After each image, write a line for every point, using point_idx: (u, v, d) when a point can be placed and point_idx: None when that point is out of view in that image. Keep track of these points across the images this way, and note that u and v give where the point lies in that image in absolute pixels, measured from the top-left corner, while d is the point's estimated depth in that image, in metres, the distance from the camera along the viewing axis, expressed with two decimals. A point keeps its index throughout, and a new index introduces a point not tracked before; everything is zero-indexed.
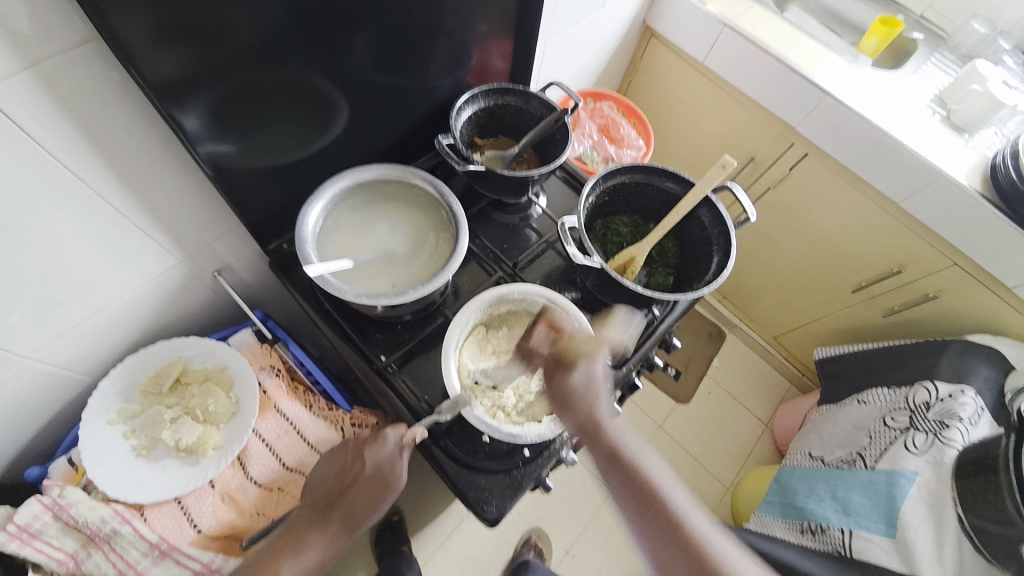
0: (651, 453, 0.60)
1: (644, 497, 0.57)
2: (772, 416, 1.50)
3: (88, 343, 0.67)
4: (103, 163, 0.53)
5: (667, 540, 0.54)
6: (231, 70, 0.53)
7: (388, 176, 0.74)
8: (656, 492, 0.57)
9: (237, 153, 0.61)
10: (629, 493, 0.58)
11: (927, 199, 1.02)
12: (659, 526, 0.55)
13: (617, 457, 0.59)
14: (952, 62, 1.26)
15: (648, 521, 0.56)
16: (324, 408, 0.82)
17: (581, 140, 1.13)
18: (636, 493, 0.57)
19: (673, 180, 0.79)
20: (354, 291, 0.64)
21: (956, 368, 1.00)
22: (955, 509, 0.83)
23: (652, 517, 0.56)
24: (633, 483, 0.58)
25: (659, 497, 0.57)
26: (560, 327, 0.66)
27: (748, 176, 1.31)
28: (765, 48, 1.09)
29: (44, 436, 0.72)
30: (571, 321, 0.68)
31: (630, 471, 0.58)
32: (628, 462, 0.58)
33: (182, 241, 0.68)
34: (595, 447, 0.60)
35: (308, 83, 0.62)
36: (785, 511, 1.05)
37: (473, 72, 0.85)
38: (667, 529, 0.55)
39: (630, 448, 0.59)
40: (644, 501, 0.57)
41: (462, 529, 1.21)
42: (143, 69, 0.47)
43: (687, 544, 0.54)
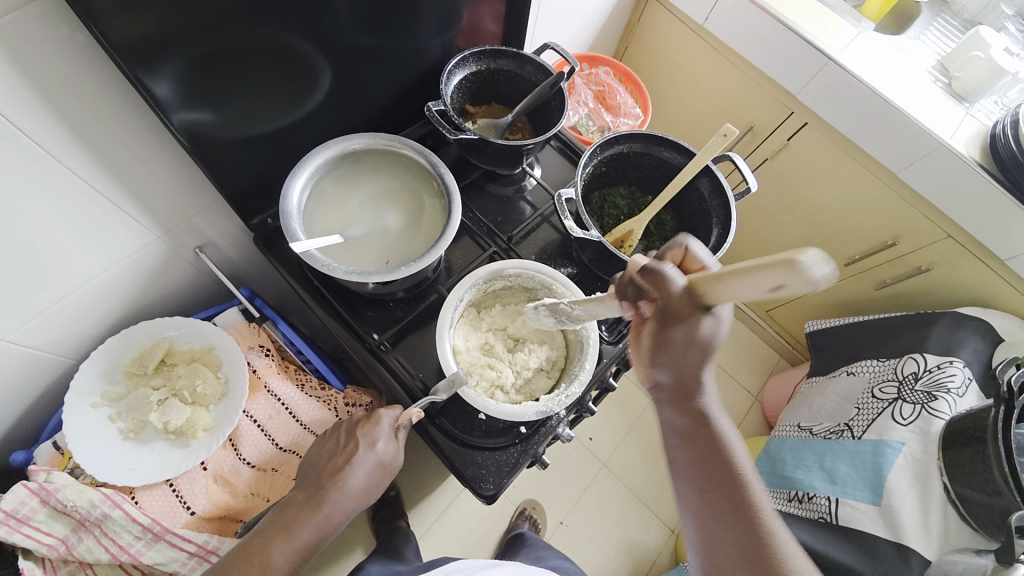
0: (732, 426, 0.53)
1: (717, 468, 0.51)
2: (762, 388, 1.52)
3: (66, 324, 0.64)
4: (69, 133, 0.49)
5: (728, 519, 0.48)
6: (204, 32, 0.49)
7: (376, 147, 0.71)
8: (730, 468, 0.50)
9: (214, 122, 0.57)
10: (697, 459, 0.52)
11: (926, 171, 1.01)
12: (719, 502, 0.49)
13: (695, 421, 0.52)
14: (955, 27, 1.22)
15: (710, 496, 0.50)
16: (316, 388, 0.81)
17: (576, 109, 1.09)
18: (709, 463, 0.51)
19: (672, 149, 0.76)
20: (343, 268, 0.61)
21: (946, 341, 1.01)
22: (942, 479, 0.86)
23: (711, 492, 0.50)
24: (705, 451, 0.51)
25: (732, 475, 0.50)
26: (687, 266, 0.52)
27: (746, 146, 1.29)
28: (768, 10, 1.04)
29: (27, 419, 0.70)
30: (704, 264, 0.51)
31: (705, 439, 0.52)
32: (703, 429, 0.52)
33: (160, 216, 0.64)
34: (677, 404, 0.53)
35: (287, 45, 0.58)
36: (773, 480, 1.07)
37: (463, 34, 0.80)
38: (733, 509, 0.48)
39: (711, 416, 0.53)
40: (712, 469, 0.51)
41: (458, 501, 1.23)
42: (105, 28, 0.43)
43: (751, 530, 0.47)
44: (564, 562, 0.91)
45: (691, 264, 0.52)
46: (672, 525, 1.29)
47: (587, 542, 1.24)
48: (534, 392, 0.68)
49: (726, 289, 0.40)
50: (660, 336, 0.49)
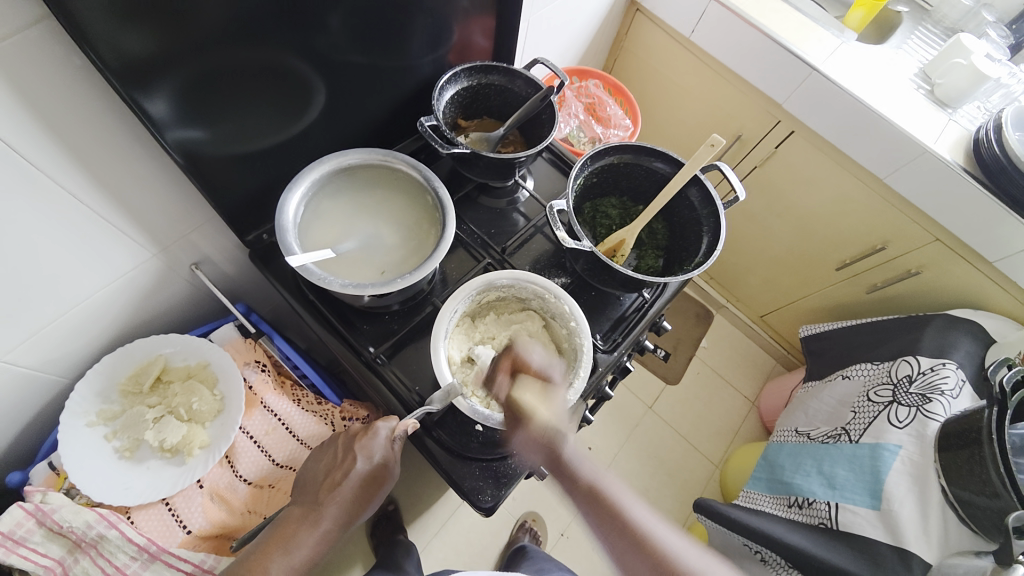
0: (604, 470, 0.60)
1: (606, 519, 0.57)
2: (759, 393, 1.52)
3: (61, 343, 0.64)
4: (65, 153, 0.50)
5: (635, 556, 0.55)
6: (198, 52, 0.50)
7: (370, 162, 0.72)
8: (615, 509, 0.57)
9: (208, 141, 0.58)
10: (602, 527, 0.57)
11: (912, 176, 1.03)
12: (621, 540, 0.56)
13: (580, 489, 0.58)
14: (936, 35, 1.26)
15: (612, 540, 0.56)
16: (312, 402, 0.80)
17: (567, 121, 1.10)
18: (602, 524, 0.57)
19: (662, 159, 0.77)
20: (339, 282, 0.62)
21: (938, 343, 1.02)
22: (938, 481, 0.86)
23: (621, 534, 0.56)
24: (596, 506, 0.58)
25: (622, 519, 0.57)
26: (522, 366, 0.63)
27: (735, 155, 1.31)
28: (753, 22, 1.07)
29: (23, 439, 0.70)
30: (535, 361, 0.63)
31: (592, 501, 0.58)
32: (592, 496, 0.58)
33: (156, 234, 0.65)
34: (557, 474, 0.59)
35: (280, 64, 0.59)
36: (774, 487, 1.07)
37: (455, 50, 0.82)
38: (626, 536, 0.56)
39: (592, 473, 0.59)
40: (606, 523, 0.57)
41: (457, 514, 1.22)
42: (102, 51, 0.44)
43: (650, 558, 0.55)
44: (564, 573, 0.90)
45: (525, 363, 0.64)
46: None
47: (588, 553, 1.23)
48: None
49: (524, 407, 0.59)
50: (510, 435, 0.61)
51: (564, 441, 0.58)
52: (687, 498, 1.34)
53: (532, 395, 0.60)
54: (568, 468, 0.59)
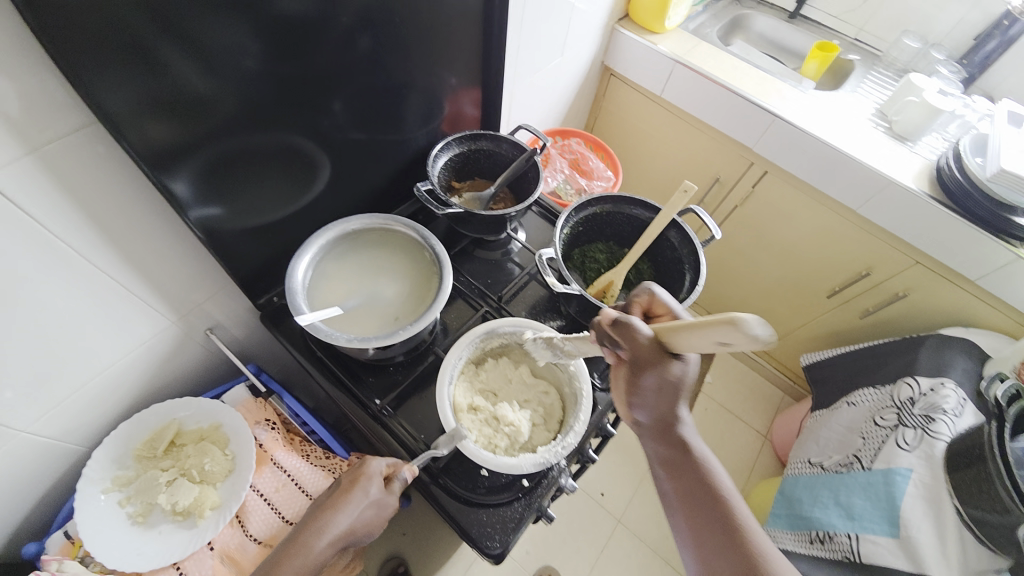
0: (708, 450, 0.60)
1: (704, 496, 0.57)
2: (770, 427, 1.51)
3: (83, 412, 0.67)
4: (98, 234, 0.56)
5: (721, 540, 0.54)
6: (216, 138, 0.57)
7: (372, 226, 0.78)
8: (715, 495, 0.57)
9: (225, 215, 0.64)
10: (688, 492, 0.58)
11: (881, 204, 1.09)
12: (711, 526, 0.55)
13: (682, 462, 0.59)
14: (888, 77, 1.36)
15: (701, 517, 0.56)
16: (321, 457, 0.83)
17: (554, 175, 1.19)
18: (697, 497, 0.57)
19: (641, 206, 0.83)
20: (345, 337, 0.65)
21: (934, 363, 1.03)
22: (953, 502, 0.84)
23: (717, 518, 0.55)
24: (696, 483, 0.58)
25: (725, 514, 0.55)
26: (658, 310, 0.61)
27: (715, 196, 1.39)
28: (715, 79, 1.17)
29: (39, 511, 0.71)
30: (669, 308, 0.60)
31: (692, 471, 0.58)
32: (692, 464, 0.58)
33: (175, 302, 0.70)
34: (659, 437, 0.60)
35: (289, 143, 0.66)
36: (792, 522, 1.04)
37: (446, 121, 0.91)
38: (707, 494, 0.57)
39: (696, 446, 0.60)
40: (700, 502, 0.57)
41: (471, 574, 1.18)
42: (135, 142, 0.50)
43: (738, 544, 0.53)
44: None
45: (658, 307, 0.61)
46: None
47: None
48: (533, 445, 0.67)
49: (683, 338, 0.48)
50: (632, 381, 0.55)
51: (682, 394, 0.57)
52: None
53: (716, 340, 0.42)
54: (673, 434, 0.59)
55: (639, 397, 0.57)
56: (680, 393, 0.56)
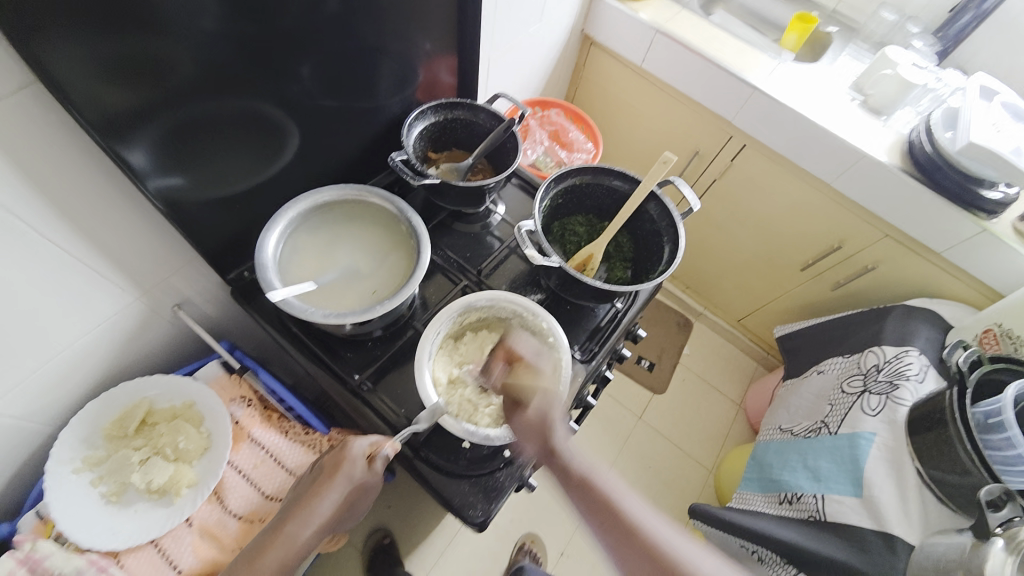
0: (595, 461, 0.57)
1: (602, 514, 0.53)
2: (744, 396, 1.56)
3: (47, 392, 0.65)
4: (50, 205, 0.52)
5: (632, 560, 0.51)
6: (174, 105, 0.54)
7: (346, 197, 0.76)
8: (612, 507, 0.53)
9: (187, 186, 0.61)
10: (588, 514, 0.54)
11: (855, 177, 1.11)
12: (621, 546, 0.52)
13: (574, 485, 0.55)
14: (865, 50, 1.37)
15: (608, 540, 0.52)
16: (301, 433, 0.81)
17: (534, 148, 1.17)
18: (596, 515, 0.53)
19: (620, 178, 0.83)
20: (320, 312, 0.64)
21: (899, 331, 1.07)
22: (913, 463, 0.89)
23: (620, 535, 0.52)
24: (594, 503, 0.54)
25: (626, 526, 0.52)
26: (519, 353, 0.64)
27: (695, 170, 1.39)
28: (696, 50, 1.16)
29: (6, 494, 0.69)
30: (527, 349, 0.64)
31: (584, 495, 0.54)
32: (580, 484, 0.55)
33: (140, 278, 0.67)
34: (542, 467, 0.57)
35: (254, 111, 0.63)
36: (764, 485, 1.09)
37: (421, 89, 0.88)
38: (602, 508, 0.53)
39: (576, 461, 0.56)
40: (601, 526, 0.53)
41: (455, 543, 1.21)
42: (84, 107, 0.47)
43: (646, 552, 0.51)
44: None
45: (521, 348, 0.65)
46: None
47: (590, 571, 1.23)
48: None
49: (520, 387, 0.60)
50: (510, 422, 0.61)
51: (554, 427, 0.57)
52: (683, 506, 1.35)
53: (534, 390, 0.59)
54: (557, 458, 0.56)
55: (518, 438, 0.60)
56: (547, 428, 0.57)
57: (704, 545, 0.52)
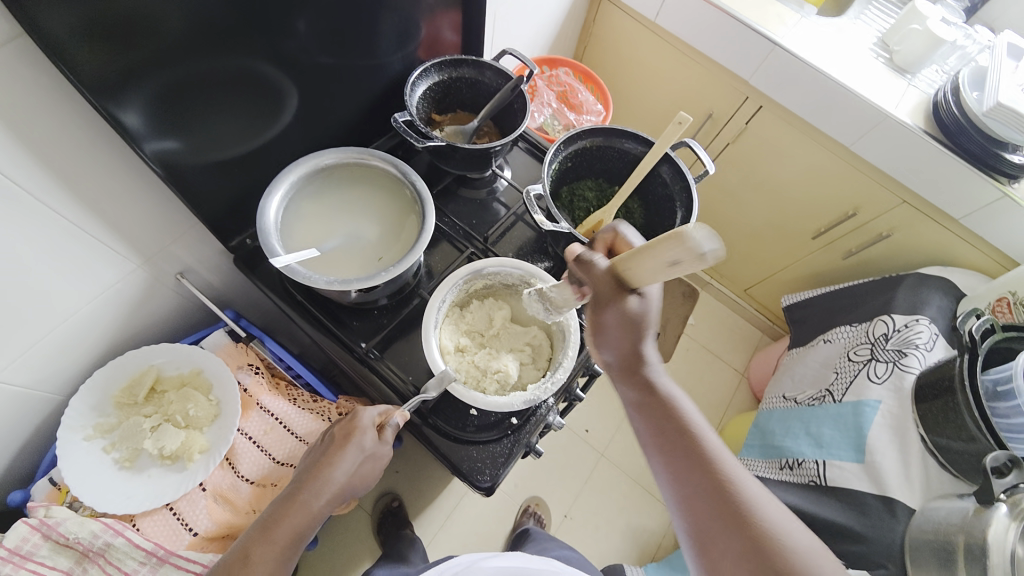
0: (677, 389, 0.60)
1: (678, 437, 0.56)
2: (748, 365, 1.56)
3: (54, 361, 0.65)
4: (43, 169, 0.50)
5: (697, 484, 0.54)
6: (169, 62, 0.51)
7: (348, 160, 0.73)
8: (691, 434, 0.56)
9: (184, 149, 0.58)
10: (659, 434, 0.57)
11: (875, 141, 1.06)
12: (690, 470, 0.54)
13: (651, 404, 0.58)
14: (893, 4, 1.29)
15: (678, 461, 0.55)
16: (308, 400, 0.82)
17: (541, 110, 1.12)
18: (670, 437, 0.57)
19: (633, 140, 0.80)
20: (325, 280, 0.63)
21: (911, 300, 1.06)
22: (918, 430, 0.89)
23: (691, 459, 0.55)
24: (670, 426, 0.57)
25: (700, 455, 0.55)
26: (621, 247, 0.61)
27: (707, 133, 1.34)
28: (713, 2, 1.09)
29: (21, 460, 0.70)
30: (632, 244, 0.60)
31: (665, 418, 0.57)
32: (661, 404, 0.58)
33: (140, 246, 0.65)
34: (626, 378, 0.59)
35: (251, 69, 0.59)
36: (765, 451, 1.10)
37: (424, 45, 0.83)
38: (679, 430, 0.56)
39: (666, 388, 0.59)
40: (677, 447, 0.56)
41: (462, 505, 1.24)
42: (75, 65, 0.44)
43: (715, 480, 0.53)
44: (568, 553, 0.95)
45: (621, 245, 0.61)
46: None
47: (593, 532, 1.26)
48: (523, 383, 0.68)
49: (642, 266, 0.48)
50: (596, 319, 0.56)
51: (648, 331, 0.57)
52: None
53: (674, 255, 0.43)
54: (640, 374, 0.59)
55: (607, 334, 0.57)
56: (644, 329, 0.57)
57: (766, 492, 0.54)
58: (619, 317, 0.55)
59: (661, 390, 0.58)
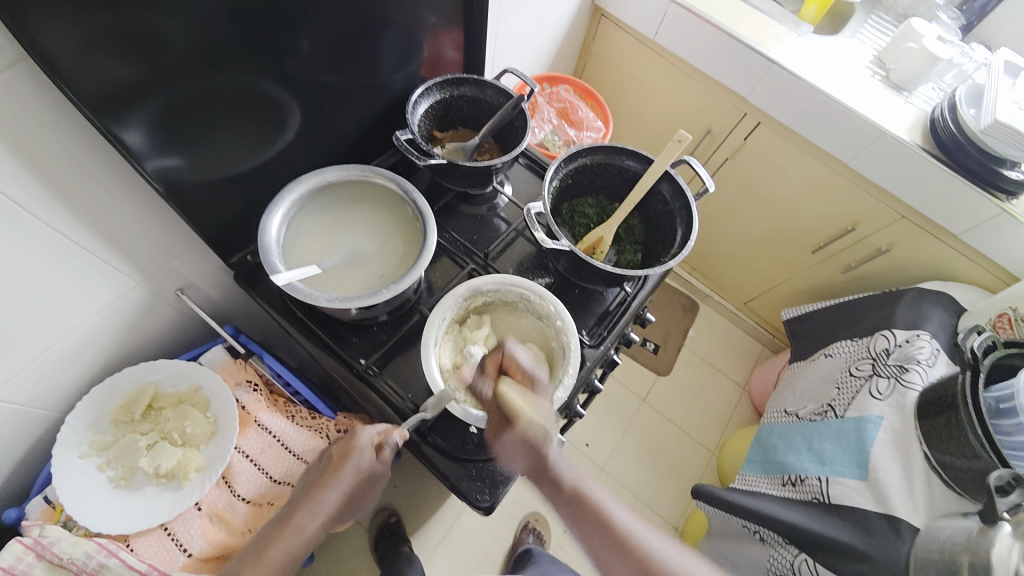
0: (581, 473, 0.56)
1: (594, 527, 0.54)
2: (749, 379, 1.56)
3: (51, 377, 0.65)
4: (45, 187, 0.51)
5: (626, 571, 0.52)
6: (171, 81, 0.51)
7: (349, 178, 0.74)
8: (604, 520, 0.54)
9: (186, 166, 0.59)
10: (579, 527, 0.55)
11: (873, 157, 1.07)
12: (609, 551, 0.53)
13: (565, 500, 0.55)
14: (889, 23, 1.31)
15: (602, 550, 0.53)
16: (306, 417, 0.82)
17: (541, 126, 1.13)
18: (587, 530, 0.54)
19: (632, 157, 0.80)
20: (325, 297, 0.63)
21: (911, 316, 1.06)
22: (921, 448, 0.89)
23: (613, 547, 0.53)
24: (586, 519, 0.54)
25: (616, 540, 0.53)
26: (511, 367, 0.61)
27: (706, 148, 1.35)
28: (711, 21, 1.10)
29: (15, 477, 0.69)
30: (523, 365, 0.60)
31: (581, 512, 0.54)
32: (571, 498, 0.55)
33: (140, 262, 0.65)
34: (539, 480, 0.56)
35: (254, 87, 0.60)
36: (767, 467, 1.09)
37: (426, 64, 0.84)
38: (593, 522, 0.54)
39: (572, 479, 0.55)
40: (597, 536, 0.53)
41: (461, 522, 1.23)
42: (77, 83, 0.45)
43: (639, 559, 0.52)
44: None
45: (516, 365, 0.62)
46: (674, 525, 1.31)
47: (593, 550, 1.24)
48: None
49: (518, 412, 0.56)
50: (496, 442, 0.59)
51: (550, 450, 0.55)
52: (686, 487, 1.37)
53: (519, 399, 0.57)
54: (551, 474, 0.55)
55: (501, 455, 0.58)
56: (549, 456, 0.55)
57: (688, 556, 0.54)
58: (513, 441, 0.57)
59: (568, 482, 0.55)
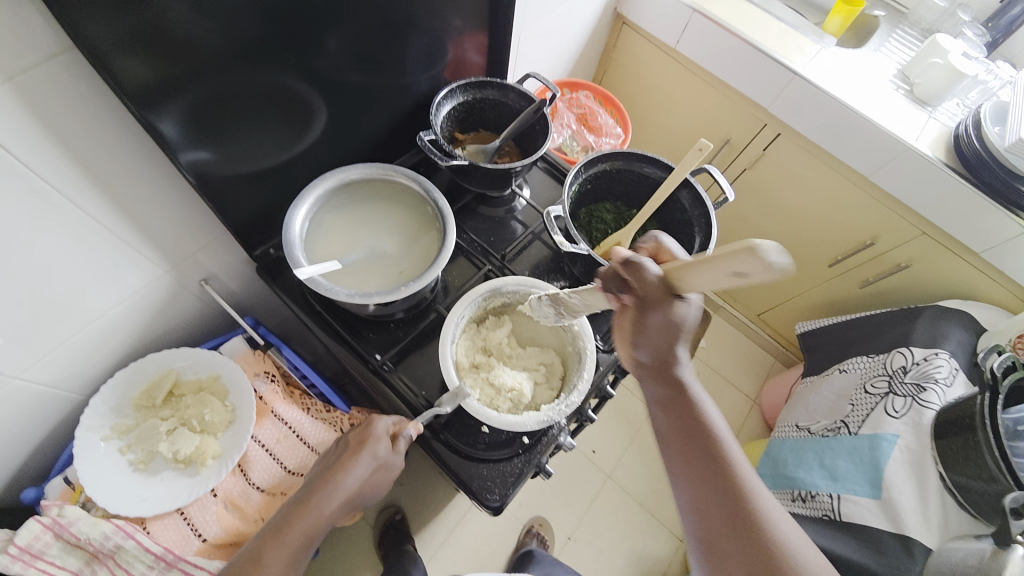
0: (705, 393, 0.57)
1: (699, 440, 0.54)
2: (760, 392, 1.54)
3: (77, 360, 0.66)
4: (83, 174, 0.52)
5: (713, 487, 0.51)
6: (206, 75, 0.53)
7: (372, 176, 0.75)
8: (711, 438, 0.54)
9: (215, 160, 0.60)
10: (679, 433, 0.55)
11: (895, 171, 1.06)
12: (700, 470, 0.53)
13: (679, 402, 0.56)
14: (913, 37, 1.30)
15: (697, 463, 0.53)
16: (322, 410, 0.83)
17: (560, 131, 1.14)
18: (690, 436, 0.54)
19: (653, 165, 0.80)
20: (346, 292, 0.64)
21: (930, 334, 1.04)
22: (937, 468, 0.87)
23: (707, 466, 0.52)
24: (692, 427, 0.55)
25: (712, 449, 0.53)
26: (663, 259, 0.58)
27: (724, 158, 1.35)
28: (733, 31, 1.11)
29: (37, 457, 0.71)
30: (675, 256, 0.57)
31: (688, 414, 0.55)
32: (686, 403, 0.56)
33: (167, 252, 0.67)
34: (655, 376, 0.57)
35: (283, 85, 0.62)
36: (776, 481, 1.08)
37: (449, 67, 0.85)
38: (698, 434, 0.54)
39: (694, 392, 0.57)
40: (696, 448, 0.54)
41: (465, 523, 1.23)
42: (118, 73, 0.46)
43: (730, 484, 0.51)
44: None
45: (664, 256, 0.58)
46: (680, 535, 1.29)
47: (597, 557, 1.24)
48: (535, 403, 0.69)
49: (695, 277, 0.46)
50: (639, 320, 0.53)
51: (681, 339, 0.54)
52: None
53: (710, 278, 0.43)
54: (670, 373, 0.57)
55: (647, 331, 0.53)
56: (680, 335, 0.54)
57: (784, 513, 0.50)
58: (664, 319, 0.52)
59: (688, 390, 0.56)
